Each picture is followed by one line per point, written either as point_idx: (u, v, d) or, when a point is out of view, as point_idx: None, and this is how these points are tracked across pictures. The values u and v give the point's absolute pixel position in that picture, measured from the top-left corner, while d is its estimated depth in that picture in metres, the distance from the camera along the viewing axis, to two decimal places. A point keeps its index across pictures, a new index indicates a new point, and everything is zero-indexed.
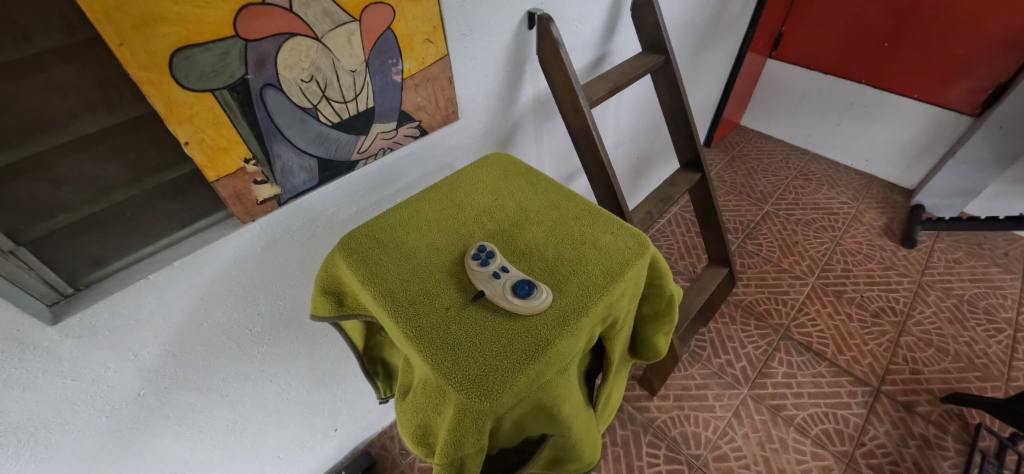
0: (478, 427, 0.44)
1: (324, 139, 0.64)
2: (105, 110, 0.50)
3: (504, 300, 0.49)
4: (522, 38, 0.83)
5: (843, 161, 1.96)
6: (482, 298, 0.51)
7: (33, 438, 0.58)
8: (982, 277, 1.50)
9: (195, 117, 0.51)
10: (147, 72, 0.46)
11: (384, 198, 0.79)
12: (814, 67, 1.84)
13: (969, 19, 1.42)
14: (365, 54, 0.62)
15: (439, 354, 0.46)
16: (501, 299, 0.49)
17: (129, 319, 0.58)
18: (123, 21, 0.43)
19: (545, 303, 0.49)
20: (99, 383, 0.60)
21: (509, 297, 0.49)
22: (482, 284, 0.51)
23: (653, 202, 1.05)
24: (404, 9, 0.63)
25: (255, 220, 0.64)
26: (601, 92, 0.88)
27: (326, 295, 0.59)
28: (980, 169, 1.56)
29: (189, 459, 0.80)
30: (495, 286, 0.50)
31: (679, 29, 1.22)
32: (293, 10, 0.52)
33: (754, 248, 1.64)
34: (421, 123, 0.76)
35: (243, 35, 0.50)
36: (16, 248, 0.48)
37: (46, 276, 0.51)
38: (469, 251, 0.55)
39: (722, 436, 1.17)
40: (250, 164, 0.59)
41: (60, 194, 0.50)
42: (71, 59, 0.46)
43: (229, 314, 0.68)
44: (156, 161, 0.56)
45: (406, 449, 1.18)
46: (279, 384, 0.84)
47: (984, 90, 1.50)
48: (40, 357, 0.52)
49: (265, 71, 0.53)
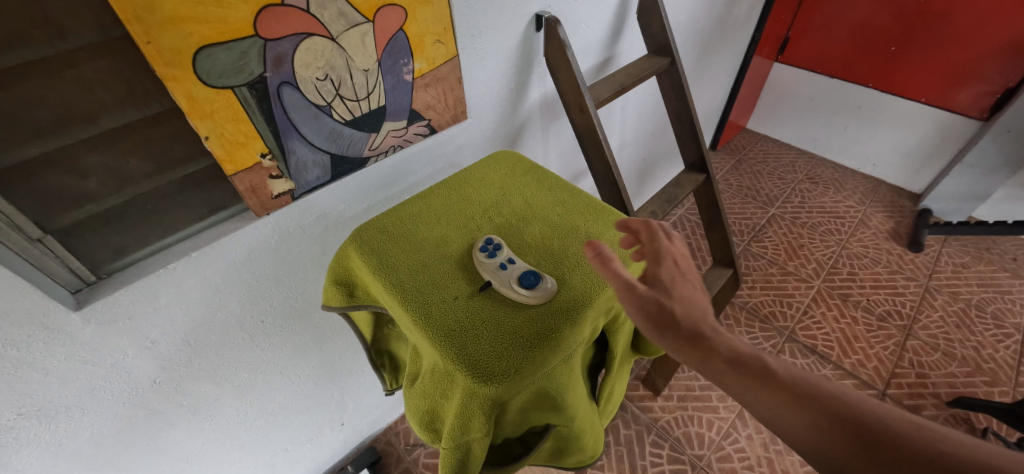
0: (485, 411, 0.45)
1: (336, 136, 0.66)
2: (131, 104, 0.52)
3: (510, 291, 0.51)
4: (530, 39, 0.84)
5: (851, 164, 1.96)
6: (489, 288, 0.52)
7: (54, 421, 0.60)
8: (990, 281, 1.49)
9: (215, 112, 0.53)
10: (171, 69, 0.48)
11: (395, 194, 0.81)
12: (821, 71, 1.84)
13: (977, 22, 1.42)
14: (378, 54, 0.64)
15: (448, 340, 0.47)
16: (508, 290, 0.51)
17: (148, 308, 0.60)
18: (152, 20, 0.45)
19: (549, 292, 0.51)
20: (118, 369, 0.62)
21: (516, 287, 0.51)
22: (489, 274, 0.52)
23: (658, 202, 1.06)
24: (416, 10, 0.65)
25: (270, 214, 0.66)
26: (607, 93, 0.90)
27: (337, 286, 0.60)
28: (988, 173, 1.56)
29: (200, 449, 0.82)
30: (501, 277, 0.52)
31: (685, 32, 1.24)
32: (311, 11, 0.55)
33: (759, 251, 1.64)
34: (431, 122, 0.78)
35: (262, 35, 0.52)
36: (44, 237, 0.50)
37: (70, 263, 0.53)
38: (477, 243, 0.56)
39: (725, 437, 1.17)
40: (266, 158, 0.61)
41: (86, 185, 0.53)
42: (102, 55, 0.48)
43: (243, 305, 0.70)
44: (177, 155, 0.58)
45: (411, 445, 1.20)
46: (289, 376, 0.86)
47: (993, 94, 1.49)
48: (62, 341, 0.54)
49: (282, 69, 0.56)
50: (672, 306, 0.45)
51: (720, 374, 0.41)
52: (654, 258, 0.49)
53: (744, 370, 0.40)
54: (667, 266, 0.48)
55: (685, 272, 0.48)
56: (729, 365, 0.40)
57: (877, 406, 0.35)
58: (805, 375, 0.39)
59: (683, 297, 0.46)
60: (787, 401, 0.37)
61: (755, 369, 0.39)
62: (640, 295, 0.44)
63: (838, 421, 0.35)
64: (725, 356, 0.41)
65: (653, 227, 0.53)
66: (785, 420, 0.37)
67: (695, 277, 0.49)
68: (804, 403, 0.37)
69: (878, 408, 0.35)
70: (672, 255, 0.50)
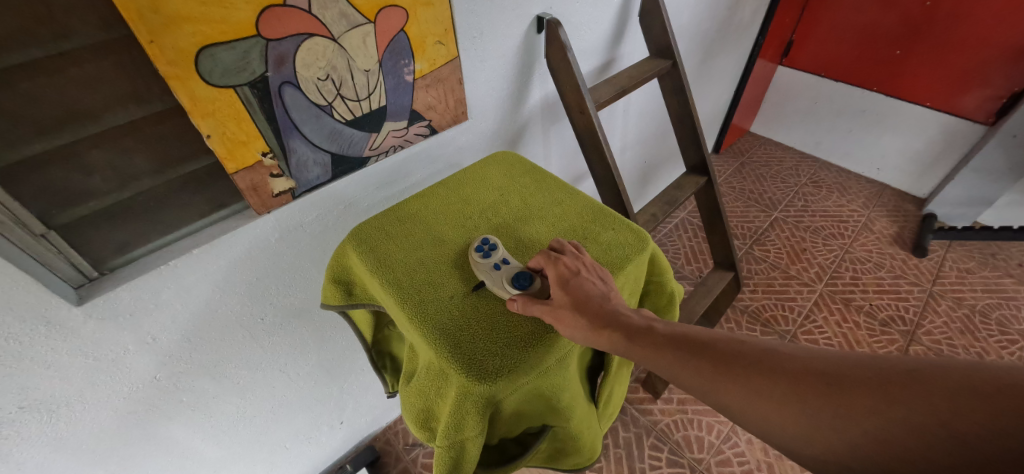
0: (479, 409, 0.45)
1: (337, 135, 0.67)
2: (134, 103, 0.53)
3: (502, 291, 0.51)
4: (531, 41, 0.85)
5: (856, 168, 1.95)
6: (483, 288, 0.52)
7: (56, 415, 0.61)
8: (995, 287, 1.48)
9: (217, 111, 0.54)
10: (174, 68, 0.49)
11: (395, 194, 0.82)
12: (825, 75, 1.83)
13: (982, 26, 1.42)
14: (379, 55, 0.65)
15: (442, 339, 0.47)
16: (500, 290, 0.51)
17: (149, 303, 0.60)
18: (155, 20, 0.45)
19: (545, 290, 0.52)
20: (119, 364, 0.62)
21: (508, 287, 0.51)
22: (482, 274, 0.52)
23: (658, 204, 1.06)
24: (416, 12, 0.65)
25: (270, 212, 0.66)
26: (608, 95, 0.90)
27: (336, 283, 0.61)
28: (993, 178, 1.54)
29: (200, 444, 0.82)
30: (494, 277, 0.51)
31: (687, 35, 1.23)
32: (313, 12, 0.55)
33: (761, 254, 1.64)
34: (432, 122, 0.78)
35: (264, 35, 0.53)
36: (48, 233, 0.51)
37: (73, 259, 0.54)
38: (473, 243, 0.56)
39: (724, 440, 1.16)
40: (267, 157, 0.62)
41: (90, 182, 0.54)
42: (106, 54, 0.49)
43: (244, 302, 0.71)
44: (180, 153, 0.59)
45: (410, 445, 1.20)
46: (289, 373, 0.87)
47: (998, 99, 1.48)
48: (65, 336, 0.55)
49: (284, 68, 0.56)
50: (576, 308, 0.47)
51: (623, 350, 0.46)
52: (552, 273, 0.50)
53: (641, 342, 0.46)
54: (560, 274, 0.50)
55: (578, 270, 0.50)
56: (629, 339, 0.46)
57: (737, 343, 0.44)
58: (685, 332, 0.47)
59: (580, 294, 0.48)
60: (679, 360, 0.44)
61: (641, 331, 0.47)
62: (547, 311, 0.47)
63: (719, 367, 0.43)
64: (624, 333, 0.46)
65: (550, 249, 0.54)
66: (676, 373, 0.44)
67: (591, 279, 0.50)
68: (691, 356, 0.44)
69: (740, 345, 0.44)
70: (563, 263, 0.51)
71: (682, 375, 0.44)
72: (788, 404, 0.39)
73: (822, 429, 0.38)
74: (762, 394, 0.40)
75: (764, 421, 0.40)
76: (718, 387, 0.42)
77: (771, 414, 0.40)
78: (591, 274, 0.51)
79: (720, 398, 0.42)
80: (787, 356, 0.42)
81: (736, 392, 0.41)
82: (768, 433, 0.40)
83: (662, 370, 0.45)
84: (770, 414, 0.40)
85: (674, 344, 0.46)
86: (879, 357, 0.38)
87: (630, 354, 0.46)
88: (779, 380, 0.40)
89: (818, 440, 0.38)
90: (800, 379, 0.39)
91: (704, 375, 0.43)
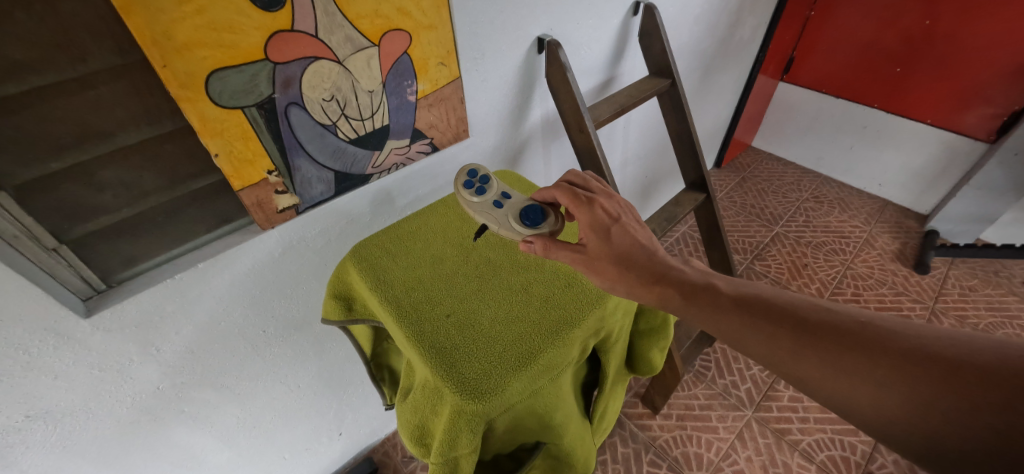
0: (472, 427, 0.46)
1: (341, 153, 0.68)
2: (145, 123, 0.55)
3: (510, 230, 0.56)
4: (532, 61, 0.87)
5: (858, 184, 1.95)
6: (483, 230, 0.60)
7: (61, 424, 0.62)
8: (998, 306, 1.47)
9: (224, 131, 0.56)
10: (185, 90, 0.51)
11: (395, 210, 0.83)
12: (827, 91, 1.84)
13: (982, 45, 1.43)
14: (383, 76, 0.67)
15: (437, 358, 0.48)
16: (509, 230, 0.57)
17: (155, 315, 0.62)
18: (168, 46, 0.48)
19: (556, 224, 0.56)
20: (124, 375, 0.64)
21: (516, 227, 0.56)
22: (487, 217, 0.58)
23: (657, 221, 1.07)
24: (420, 35, 0.67)
25: (274, 227, 0.68)
26: (608, 113, 0.92)
27: (336, 300, 0.62)
28: (996, 195, 1.54)
29: (202, 454, 0.83)
30: (499, 218, 0.58)
31: (687, 53, 1.25)
32: (319, 36, 0.57)
33: (762, 269, 1.64)
34: (433, 141, 0.80)
35: (272, 59, 0.55)
36: (59, 247, 0.53)
37: (82, 272, 0.56)
38: (463, 179, 0.61)
39: (724, 458, 1.16)
40: (272, 175, 0.63)
41: (101, 198, 0.56)
42: (120, 77, 0.51)
43: (246, 314, 0.72)
44: (188, 170, 0.61)
45: (407, 457, 1.20)
46: (289, 385, 0.88)
47: (998, 117, 1.49)
48: (73, 347, 0.57)
49: (290, 90, 0.58)
50: (615, 259, 0.52)
51: (679, 308, 0.50)
52: (589, 216, 0.54)
53: (702, 300, 0.49)
54: (601, 217, 0.54)
55: (617, 216, 0.55)
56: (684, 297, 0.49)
57: (818, 310, 0.45)
58: (756, 296, 0.48)
59: (617, 244, 0.53)
60: (747, 324, 0.46)
61: (711, 296, 0.49)
62: (583, 260, 0.52)
63: (795, 330, 0.44)
64: (679, 290, 0.50)
65: (573, 187, 0.58)
66: (745, 334, 0.46)
67: (632, 224, 0.55)
68: (761, 321, 0.45)
69: (826, 313, 0.44)
70: (599, 206, 0.55)
71: (750, 340, 0.45)
72: (869, 375, 0.39)
73: (913, 407, 0.37)
74: (841, 367, 0.40)
75: (841, 392, 0.41)
76: (791, 355, 0.43)
77: (850, 385, 0.40)
78: (628, 218, 0.56)
79: (791, 366, 0.43)
80: (882, 329, 0.41)
81: (812, 361, 0.42)
82: (846, 404, 0.40)
83: (730, 334, 0.47)
84: (851, 385, 0.40)
85: (739, 304, 0.47)
86: (1001, 342, 0.36)
87: (686, 310, 0.49)
88: (861, 349, 0.40)
89: (895, 413, 0.38)
90: (890, 355, 0.39)
91: (778, 342, 0.44)
